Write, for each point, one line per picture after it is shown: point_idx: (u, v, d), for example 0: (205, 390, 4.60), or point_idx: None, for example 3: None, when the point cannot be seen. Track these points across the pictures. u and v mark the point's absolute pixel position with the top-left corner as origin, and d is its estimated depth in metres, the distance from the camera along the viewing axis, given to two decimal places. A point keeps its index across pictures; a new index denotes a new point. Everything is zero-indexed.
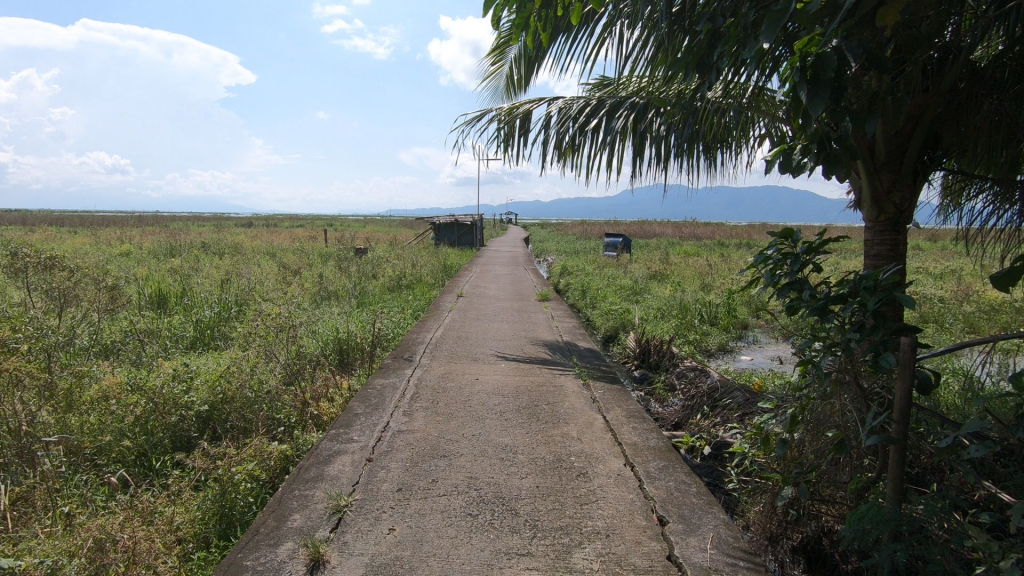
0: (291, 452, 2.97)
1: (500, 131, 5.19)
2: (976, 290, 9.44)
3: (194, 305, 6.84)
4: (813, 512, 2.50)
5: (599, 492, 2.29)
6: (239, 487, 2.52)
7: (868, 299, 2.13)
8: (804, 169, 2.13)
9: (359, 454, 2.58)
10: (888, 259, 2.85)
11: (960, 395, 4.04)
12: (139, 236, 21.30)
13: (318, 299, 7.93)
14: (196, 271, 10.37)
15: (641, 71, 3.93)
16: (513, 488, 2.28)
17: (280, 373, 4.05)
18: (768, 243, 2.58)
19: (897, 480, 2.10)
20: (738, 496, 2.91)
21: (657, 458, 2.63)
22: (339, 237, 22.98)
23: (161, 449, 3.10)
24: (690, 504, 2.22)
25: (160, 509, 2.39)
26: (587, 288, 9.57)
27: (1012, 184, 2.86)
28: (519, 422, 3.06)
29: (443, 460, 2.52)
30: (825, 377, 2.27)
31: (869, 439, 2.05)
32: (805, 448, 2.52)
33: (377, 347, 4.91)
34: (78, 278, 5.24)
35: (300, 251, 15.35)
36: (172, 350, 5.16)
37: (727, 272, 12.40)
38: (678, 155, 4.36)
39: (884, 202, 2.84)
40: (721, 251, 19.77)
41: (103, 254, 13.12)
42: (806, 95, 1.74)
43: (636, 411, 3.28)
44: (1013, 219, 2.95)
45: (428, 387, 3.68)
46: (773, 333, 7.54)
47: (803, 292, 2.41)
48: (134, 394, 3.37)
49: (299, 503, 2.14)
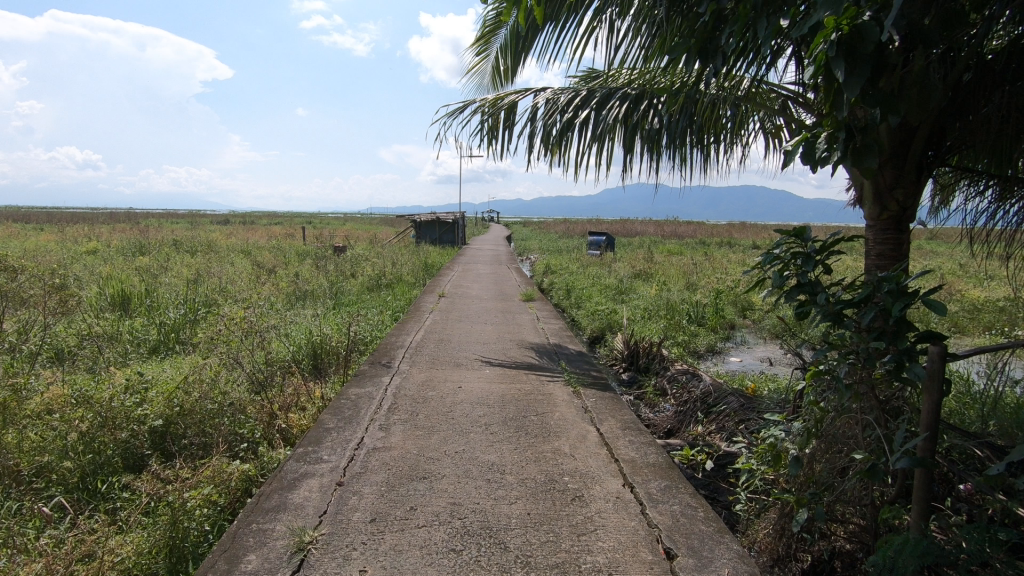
0: (254, 472, 2.70)
1: (484, 123, 4.94)
2: (959, 289, 9.51)
3: (158, 305, 6.46)
4: (824, 531, 2.32)
5: (597, 519, 2.05)
6: (192, 515, 2.28)
7: (892, 305, 1.96)
8: (829, 162, 1.94)
9: (329, 477, 2.30)
10: (891, 259, 2.65)
11: (960, 403, 3.91)
12: (105, 232, 20.69)
13: (292, 299, 7.59)
14: (164, 268, 9.97)
15: (634, 63, 3.73)
16: (501, 518, 2.03)
17: (246, 382, 3.75)
18: (775, 241, 2.38)
19: (924, 504, 1.89)
20: (741, 512, 2.69)
21: (658, 478, 2.41)
22: (315, 236, 22.56)
23: (108, 470, 2.79)
24: (698, 533, 1.99)
25: (100, 544, 2.12)
26: (572, 287, 9.36)
27: (1008, 179, 2.79)
28: (506, 436, 2.81)
29: (423, 484, 2.26)
30: (844, 390, 2.09)
31: (900, 462, 1.83)
32: (818, 465, 2.30)
33: (352, 352, 4.61)
34: (28, 277, 4.85)
35: (277, 249, 14.94)
36: (131, 355, 4.82)
37: (711, 271, 12.32)
38: (669, 151, 4.15)
39: (886, 199, 2.67)
40: (700, 250, 19.73)
41: (68, 251, 12.76)
42: (841, 74, 1.56)
43: (632, 422, 3.05)
44: (1014, 218, 2.88)
45: (407, 396, 3.41)
46: (761, 334, 7.40)
47: (816, 295, 2.22)
48: (79, 407, 3.05)
49: (256, 540, 1.86)
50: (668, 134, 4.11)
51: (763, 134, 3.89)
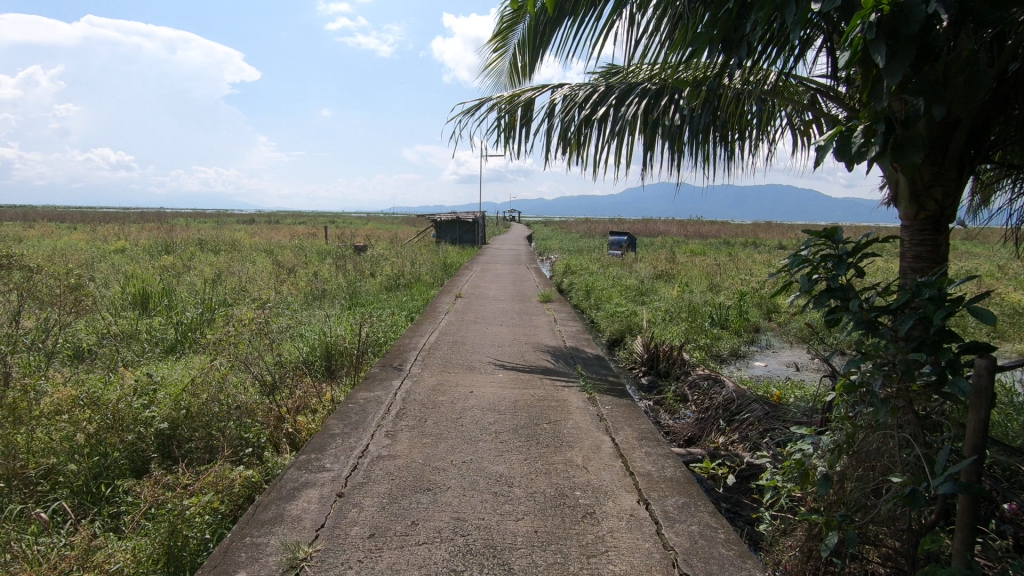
0: (257, 479, 2.65)
1: (500, 121, 4.83)
2: (998, 292, 9.10)
3: (177, 305, 6.49)
4: (856, 554, 2.16)
5: (609, 540, 1.93)
6: (192, 524, 2.21)
7: (933, 313, 1.78)
8: (866, 157, 1.80)
9: (330, 488, 2.21)
10: (928, 262, 2.46)
11: (1003, 414, 3.67)
12: (134, 231, 21.14)
13: (309, 298, 7.58)
14: (187, 267, 10.08)
15: (655, 57, 3.58)
16: (506, 536, 1.92)
17: (256, 384, 3.70)
18: (802, 242, 2.20)
19: (970, 532, 1.72)
20: (765, 530, 2.53)
21: (676, 494, 2.26)
22: (336, 235, 22.77)
23: (114, 472, 2.75)
24: (719, 557, 1.85)
25: (98, 552, 2.08)
26: (591, 288, 9.20)
27: None
28: (516, 445, 2.69)
29: (427, 496, 2.16)
30: (881, 405, 1.92)
31: (943, 487, 1.66)
32: (850, 484, 2.13)
33: (364, 354, 4.54)
34: (47, 276, 4.88)
35: (298, 248, 15.07)
36: (147, 355, 4.83)
37: (736, 272, 12.05)
38: (690, 149, 3.98)
39: (923, 198, 2.47)
40: (722, 251, 19.31)
41: (97, 250, 13.01)
42: (882, 59, 1.43)
43: (649, 432, 2.91)
44: None
45: (417, 401, 3.32)
46: (787, 337, 7.16)
47: (849, 301, 2.05)
48: (87, 409, 3.02)
49: (248, 556, 1.78)
50: (689, 131, 3.94)
51: (792, 131, 3.71)
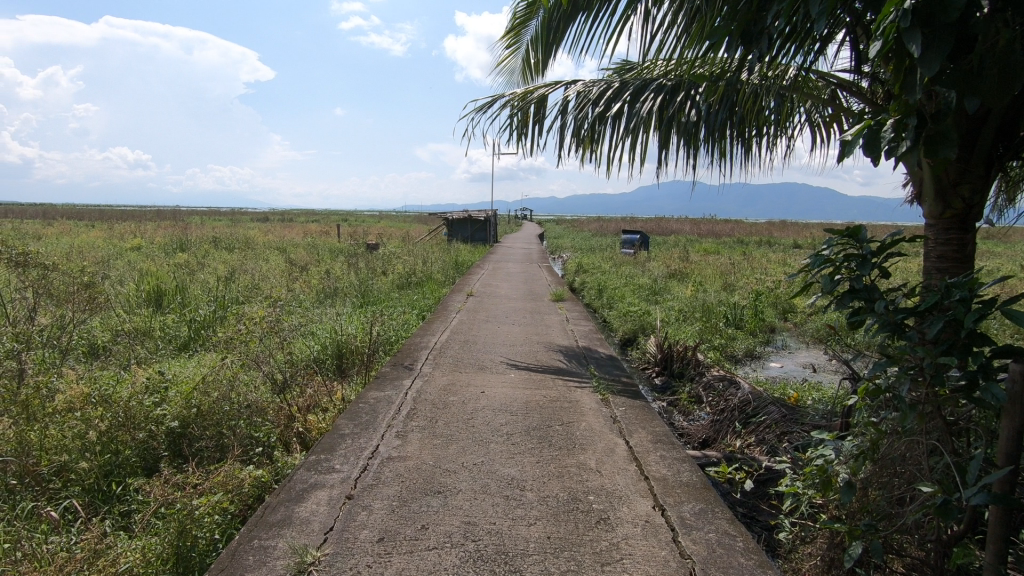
0: (267, 479, 2.63)
1: (513, 118, 4.78)
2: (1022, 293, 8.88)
3: (190, 303, 6.51)
4: (879, 564, 2.09)
5: (623, 547, 1.87)
6: (201, 524, 2.19)
7: (964, 316, 1.70)
8: (899, 152, 1.73)
9: (339, 489, 2.18)
10: (954, 262, 2.38)
11: None
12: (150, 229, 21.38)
13: (322, 297, 7.58)
14: (201, 265, 10.15)
15: (670, 52, 3.50)
16: (518, 541, 1.87)
17: (267, 382, 3.69)
18: (824, 241, 2.12)
19: (1003, 544, 1.65)
20: (783, 537, 2.46)
21: (693, 500, 2.20)
22: (349, 234, 22.85)
23: (125, 470, 2.75)
24: (737, 566, 1.79)
25: (107, 551, 2.06)
26: (604, 287, 9.13)
27: None
28: (528, 447, 2.65)
29: (437, 499, 2.12)
30: (908, 411, 1.84)
31: (975, 499, 1.59)
32: (874, 491, 2.06)
33: (375, 353, 4.52)
34: (63, 274, 4.91)
35: (311, 246, 15.14)
36: (160, 353, 4.84)
37: (750, 272, 11.89)
38: (706, 146, 3.90)
39: (949, 196, 2.38)
40: (736, 250, 19.10)
41: (113, 248, 13.15)
42: (918, 49, 1.35)
43: (664, 435, 2.85)
44: None
45: (428, 401, 3.28)
46: (803, 338, 7.04)
47: (873, 303, 1.98)
48: (99, 406, 3.02)
49: (255, 559, 1.75)
50: (706, 128, 3.86)
51: (811, 127, 3.62)
